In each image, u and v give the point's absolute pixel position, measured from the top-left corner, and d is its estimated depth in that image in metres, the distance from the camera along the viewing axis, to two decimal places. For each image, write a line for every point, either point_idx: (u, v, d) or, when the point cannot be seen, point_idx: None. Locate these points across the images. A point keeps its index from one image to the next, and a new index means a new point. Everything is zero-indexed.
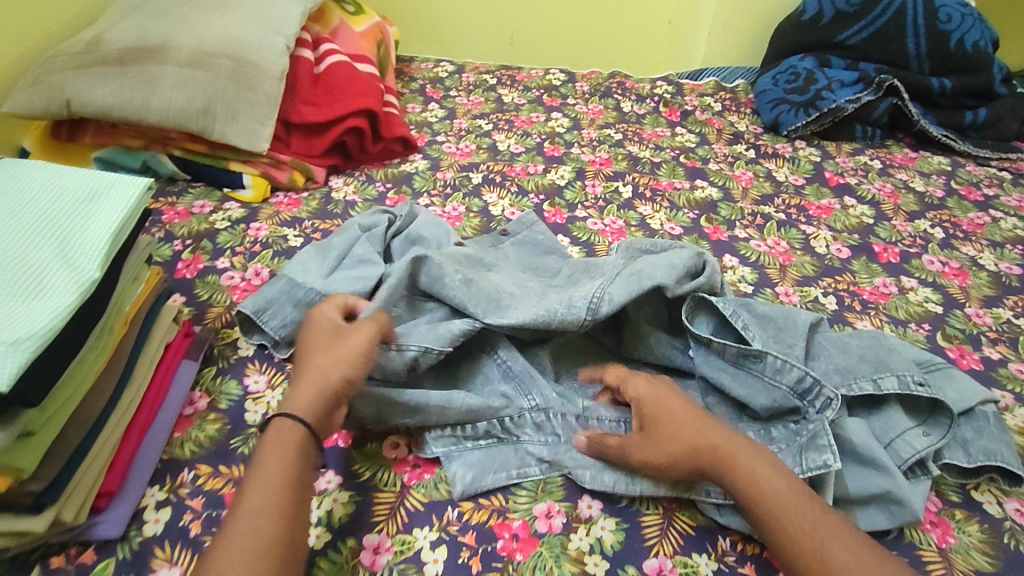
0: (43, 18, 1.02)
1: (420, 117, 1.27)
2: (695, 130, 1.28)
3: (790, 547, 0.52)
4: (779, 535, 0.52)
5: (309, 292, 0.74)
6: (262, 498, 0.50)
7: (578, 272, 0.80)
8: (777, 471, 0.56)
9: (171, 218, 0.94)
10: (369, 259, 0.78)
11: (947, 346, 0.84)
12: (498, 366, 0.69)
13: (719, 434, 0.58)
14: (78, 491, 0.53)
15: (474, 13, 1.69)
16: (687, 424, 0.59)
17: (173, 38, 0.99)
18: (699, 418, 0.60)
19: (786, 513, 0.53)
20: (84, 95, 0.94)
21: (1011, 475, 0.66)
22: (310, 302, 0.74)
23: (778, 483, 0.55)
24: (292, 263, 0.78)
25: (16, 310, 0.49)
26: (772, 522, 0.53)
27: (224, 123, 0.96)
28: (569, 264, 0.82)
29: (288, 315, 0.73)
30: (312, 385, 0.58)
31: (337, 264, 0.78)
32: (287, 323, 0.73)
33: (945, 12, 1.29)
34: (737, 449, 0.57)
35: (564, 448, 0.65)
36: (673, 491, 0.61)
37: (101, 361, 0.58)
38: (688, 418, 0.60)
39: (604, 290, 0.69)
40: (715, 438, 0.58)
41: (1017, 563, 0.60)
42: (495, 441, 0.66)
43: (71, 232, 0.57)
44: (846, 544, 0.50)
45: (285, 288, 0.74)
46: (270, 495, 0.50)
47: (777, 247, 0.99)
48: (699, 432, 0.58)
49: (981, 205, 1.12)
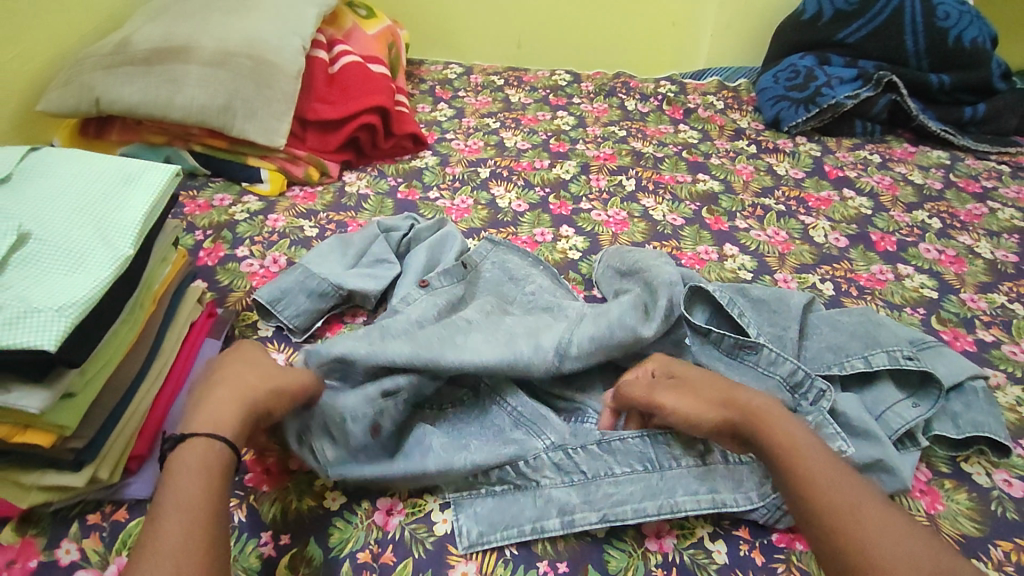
0: (75, 21, 1.08)
1: (429, 116, 1.31)
2: (698, 127, 1.32)
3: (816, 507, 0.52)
4: (806, 495, 0.53)
5: (321, 282, 0.79)
6: (182, 522, 0.48)
7: (537, 303, 0.78)
8: (807, 433, 0.58)
9: (193, 210, 0.98)
10: (383, 258, 0.83)
11: (942, 329, 0.86)
12: (509, 414, 0.67)
13: (754, 398, 0.61)
14: (113, 451, 0.58)
15: (483, 17, 1.74)
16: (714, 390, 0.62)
17: (196, 39, 1.04)
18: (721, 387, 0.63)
19: (818, 471, 0.54)
20: (112, 94, 0.99)
21: (999, 446, 0.68)
22: (323, 292, 0.78)
23: (806, 441, 0.57)
24: (312, 253, 0.83)
25: (60, 282, 0.54)
26: (803, 480, 0.54)
27: (243, 119, 1.01)
28: (528, 294, 0.79)
29: (299, 305, 0.77)
30: (232, 403, 0.57)
31: (355, 261, 0.83)
32: (300, 312, 0.77)
33: (943, 10, 1.31)
34: (768, 409, 0.59)
35: (594, 487, 0.62)
36: (715, 506, 0.61)
37: (133, 333, 0.62)
38: (711, 380, 0.64)
39: (571, 339, 0.68)
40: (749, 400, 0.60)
41: (1002, 528, 0.63)
42: (510, 489, 0.62)
43: (107, 214, 0.61)
44: (874, 510, 0.51)
45: (296, 280, 0.79)
46: (189, 524, 0.48)
47: (776, 237, 1.02)
48: (732, 393, 0.61)
49: (979, 196, 1.14)
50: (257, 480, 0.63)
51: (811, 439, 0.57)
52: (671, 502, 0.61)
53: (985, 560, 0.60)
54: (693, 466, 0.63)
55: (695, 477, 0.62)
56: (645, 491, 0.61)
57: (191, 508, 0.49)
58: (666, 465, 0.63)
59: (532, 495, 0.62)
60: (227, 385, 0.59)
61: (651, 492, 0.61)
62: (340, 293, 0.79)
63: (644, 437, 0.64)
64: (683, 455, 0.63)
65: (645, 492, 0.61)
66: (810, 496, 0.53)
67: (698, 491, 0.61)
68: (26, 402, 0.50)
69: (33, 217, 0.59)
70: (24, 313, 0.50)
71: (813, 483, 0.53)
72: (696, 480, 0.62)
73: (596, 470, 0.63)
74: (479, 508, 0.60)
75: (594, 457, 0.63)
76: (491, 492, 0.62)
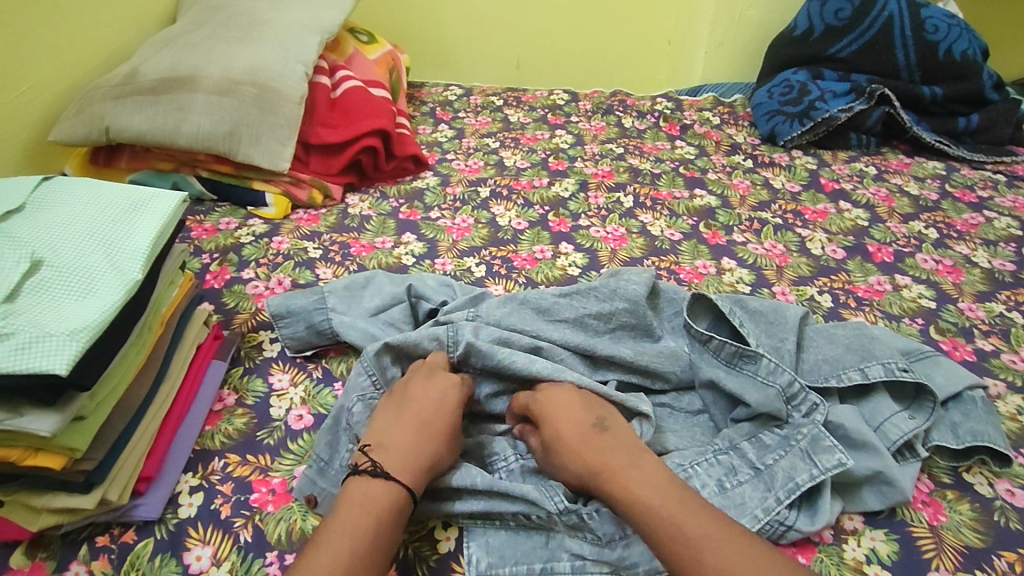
0: (86, 53, 1.11)
1: (430, 137, 1.33)
2: (694, 143, 1.33)
3: (676, 559, 0.53)
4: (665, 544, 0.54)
5: (327, 321, 0.78)
6: (345, 519, 0.54)
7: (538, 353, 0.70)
8: (654, 481, 0.57)
9: (199, 234, 1.00)
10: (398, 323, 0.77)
11: (941, 339, 0.86)
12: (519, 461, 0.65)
13: (603, 455, 0.60)
14: (122, 474, 0.60)
15: (482, 39, 1.77)
16: (581, 447, 0.61)
17: (202, 68, 1.07)
18: (585, 437, 0.62)
19: (663, 522, 0.54)
20: (122, 122, 1.02)
21: (1000, 456, 0.68)
22: (322, 329, 0.78)
23: (662, 491, 0.56)
24: (339, 286, 0.81)
25: (72, 308, 0.56)
26: (656, 530, 0.54)
27: (249, 144, 1.03)
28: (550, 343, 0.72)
29: (298, 333, 0.78)
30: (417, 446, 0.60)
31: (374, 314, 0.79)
32: (296, 337, 0.78)
33: (932, 24, 1.34)
34: (613, 469, 0.59)
35: (612, 550, 0.59)
36: None
37: (142, 355, 0.64)
38: (585, 435, 0.62)
39: (477, 312, 0.75)
40: (601, 460, 0.60)
41: (1006, 539, 0.63)
42: (523, 526, 0.62)
43: (116, 239, 0.63)
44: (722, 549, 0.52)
45: (294, 314, 0.78)
46: (349, 522, 0.54)
47: (774, 250, 1.03)
48: (583, 454, 0.60)
49: (975, 206, 1.15)
50: (262, 501, 0.63)
51: (661, 482, 0.57)
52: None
53: (989, 571, 0.60)
54: None
55: None
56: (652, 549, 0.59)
57: (349, 516, 0.54)
58: None
59: (543, 542, 0.61)
60: (455, 438, 0.63)
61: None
62: (336, 337, 0.78)
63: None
64: None
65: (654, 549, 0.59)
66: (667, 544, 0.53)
67: None
68: (37, 425, 0.52)
69: (45, 244, 0.61)
70: (36, 339, 0.52)
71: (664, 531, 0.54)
72: None
73: (611, 534, 0.60)
74: (486, 548, 0.60)
75: (608, 523, 0.60)
76: (498, 543, 0.61)
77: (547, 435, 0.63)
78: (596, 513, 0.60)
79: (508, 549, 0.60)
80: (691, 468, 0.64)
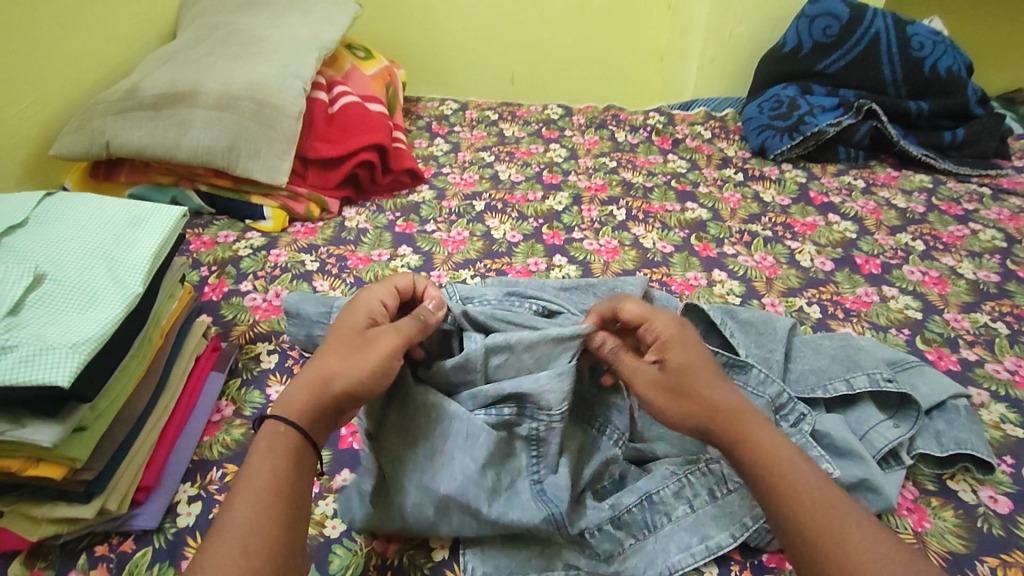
0: (87, 70, 1.13)
1: (426, 151, 1.36)
2: (686, 157, 1.36)
3: (802, 520, 0.53)
4: (790, 504, 0.54)
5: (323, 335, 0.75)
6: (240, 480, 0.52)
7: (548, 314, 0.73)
8: (784, 441, 0.59)
9: (198, 247, 1.02)
10: None
11: (926, 349, 0.88)
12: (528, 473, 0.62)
13: (734, 402, 0.60)
14: (121, 484, 0.61)
15: (478, 54, 1.80)
16: (715, 386, 0.61)
17: (202, 84, 1.09)
18: (715, 376, 0.62)
19: (795, 481, 0.55)
20: (121, 137, 1.04)
21: (983, 463, 0.70)
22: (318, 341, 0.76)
23: (791, 453, 0.57)
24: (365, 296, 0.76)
25: (74, 321, 0.57)
26: (786, 488, 0.55)
27: (247, 159, 1.05)
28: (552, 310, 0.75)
29: (300, 334, 0.76)
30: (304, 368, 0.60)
31: None
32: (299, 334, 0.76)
33: (917, 40, 1.37)
34: (746, 419, 0.59)
35: (607, 564, 0.61)
36: (710, 554, 0.62)
37: (141, 368, 0.66)
38: (712, 375, 0.62)
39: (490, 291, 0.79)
40: (733, 406, 0.60)
41: (989, 545, 0.64)
42: (519, 538, 0.62)
43: (117, 253, 0.65)
44: (855, 522, 0.53)
45: (305, 320, 0.76)
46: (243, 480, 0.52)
47: (763, 262, 1.05)
48: (716, 396, 0.60)
49: (961, 218, 1.17)
50: None
51: (791, 448, 0.58)
52: (668, 563, 0.61)
53: None
54: (682, 517, 0.64)
55: (687, 529, 0.63)
56: (644, 560, 0.61)
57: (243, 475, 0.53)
58: (659, 525, 0.63)
59: (539, 553, 0.61)
60: (342, 342, 0.61)
61: (650, 558, 0.61)
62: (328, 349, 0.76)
63: (645, 502, 0.64)
64: (672, 508, 0.64)
65: (647, 559, 0.61)
66: (794, 504, 0.54)
67: (692, 544, 0.62)
68: (39, 436, 0.53)
69: (48, 258, 0.63)
70: (39, 351, 0.53)
71: (793, 491, 0.54)
72: (688, 533, 0.63)
73: (610, 550, 0.61)
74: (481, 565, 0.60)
75: (608, 539, 0.61)
76: (494, 555, 0.61)
77: (677, 362, 0.62)
78: (598, 531, 0.61)
79: (503, 562, 0.61)
80: (685, 477, 0.65)
